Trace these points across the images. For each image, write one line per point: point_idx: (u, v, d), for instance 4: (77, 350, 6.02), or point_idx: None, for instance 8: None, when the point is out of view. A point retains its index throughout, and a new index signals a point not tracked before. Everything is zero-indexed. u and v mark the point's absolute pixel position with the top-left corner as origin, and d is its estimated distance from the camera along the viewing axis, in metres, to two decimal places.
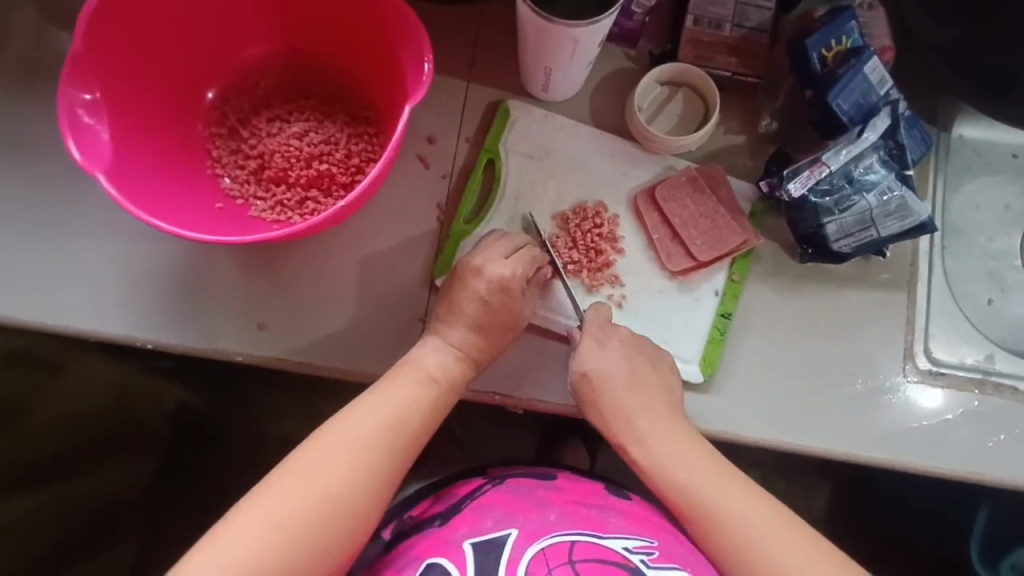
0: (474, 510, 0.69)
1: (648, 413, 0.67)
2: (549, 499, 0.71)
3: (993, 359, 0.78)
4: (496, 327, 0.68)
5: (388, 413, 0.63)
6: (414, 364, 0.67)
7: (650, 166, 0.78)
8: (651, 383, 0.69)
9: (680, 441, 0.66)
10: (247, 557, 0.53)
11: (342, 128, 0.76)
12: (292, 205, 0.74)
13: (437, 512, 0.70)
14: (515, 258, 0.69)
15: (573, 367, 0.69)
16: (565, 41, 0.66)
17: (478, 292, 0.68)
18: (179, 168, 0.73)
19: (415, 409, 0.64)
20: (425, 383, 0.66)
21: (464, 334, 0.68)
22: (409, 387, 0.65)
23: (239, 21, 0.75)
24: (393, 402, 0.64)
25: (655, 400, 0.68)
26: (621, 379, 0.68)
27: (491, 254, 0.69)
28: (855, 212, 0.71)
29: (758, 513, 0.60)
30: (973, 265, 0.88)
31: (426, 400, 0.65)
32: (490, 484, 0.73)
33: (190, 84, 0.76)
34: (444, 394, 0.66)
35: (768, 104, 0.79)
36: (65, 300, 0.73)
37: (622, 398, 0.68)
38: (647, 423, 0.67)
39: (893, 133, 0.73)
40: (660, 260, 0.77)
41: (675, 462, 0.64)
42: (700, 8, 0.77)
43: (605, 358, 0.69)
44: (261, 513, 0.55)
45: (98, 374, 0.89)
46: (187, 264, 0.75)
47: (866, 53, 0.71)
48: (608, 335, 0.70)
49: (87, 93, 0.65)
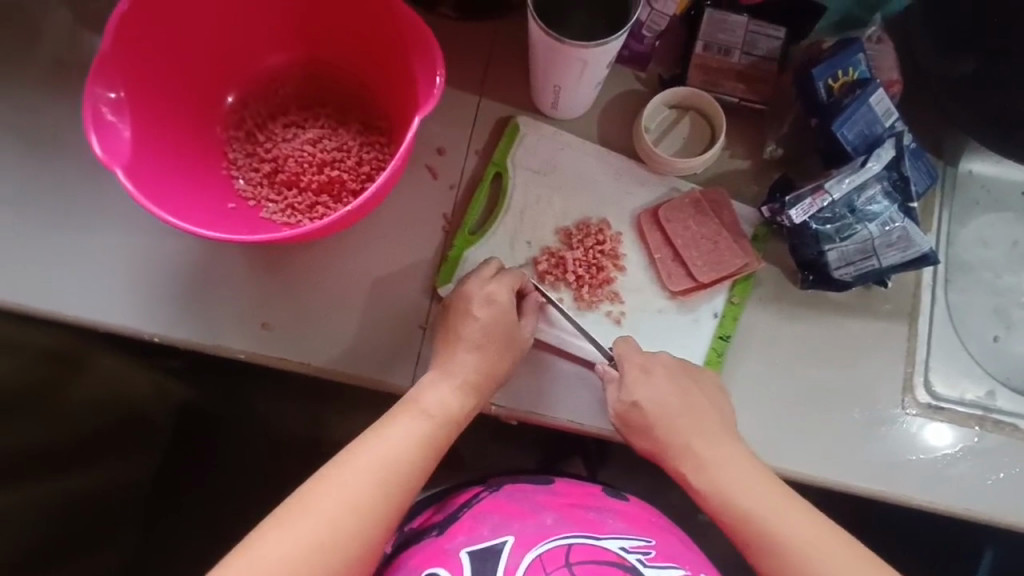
0: (472, 517, 0.69)
1: (707, 439, 0.67)
2: (545, 503, 0.71)
3: (994, 396, 0.78)
4: (495, 355, 0.69)
5: (392, 441, 0.63)
6: (416, 403, 0.66)
7: (654, 187, 0.80)
8: (702, 405, 0.69)
9: (733, 460, 0.66)
10: None
11: (354, 136, 0.78)
12: (302, 209, 0.76)
13: (435, 523, 0.71)
14: (499, 280, 0.70)
15: (620, 399, 0.69)
16: (574, 62, 0.67)
17: (473, 321, 0.68)
18: (197, 170, 0.75)
19: (418, 442, 0.64)
20: (422, 419, 0.65)
21: (464, 364, 0.68)
22: (409, 421, 0.65)
23: (262, 28, 0.77)
24: (396, 433, 0.64)
25: (707, 423, 0.68)
26: (673, 403, 0.68)
27: (478, 286, 0.70)
28: (856, 241, 0.71)
29: (821, 542, 0.60)
30: (978, 301, 0.88)
31: (429, 432, 0.65)
32: (487, 491, 0.73)
33: (213, 87, 0.78)
34: (444, 426, 0.66)
35: (774, 130, 0.80)
36: (79, 292, 0.75)
37: (676, 424, 0.68)
38: (697, 440, 0.67)
39: (897, 164, 0.72)
40: (661, 280, 0.77)
41: (732, 483, 0.64)
42: (710, 35, 0.78)
43: (653, 385, 0.69)
44: (259, 556, 0.56)
45: (110, 366, 0.92)
46: (196, 262, 0.77)
47: (872, 85, 0.71)
48: (650, 357, 0.71)
49: (111, 92, 0.67)
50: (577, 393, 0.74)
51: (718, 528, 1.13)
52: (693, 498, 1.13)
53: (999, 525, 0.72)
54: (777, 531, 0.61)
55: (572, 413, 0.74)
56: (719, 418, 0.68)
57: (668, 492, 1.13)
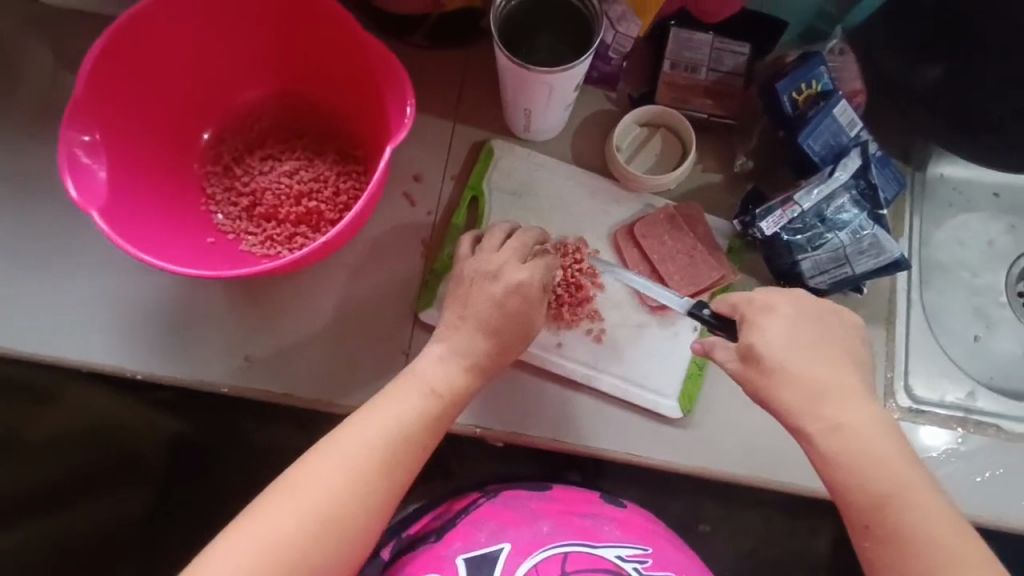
0: (467, 524, 0.70)
1: (845, 396, 0.58)
2: (542, 510, 0.73)
3: (974, 397, 0.79)
4: (503, 329, 0.65)
5: (391, 416, 0.61)
6: (416, 375, 0.64)
7: (629, 204, 0.80)
8: (837, 358, 0.60)
9: (865, 422, 0.57)
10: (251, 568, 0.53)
11: (331, 167, 0.79)
12: (281, 240, 0.77)
13: (432, 529, 0.71)
14: (512, 247, 0.68)
15: (744, 339, 0.61)
16: (541, 86, 0.68)
17: (492, 292, 0.65)
18: (175, 207, 0.76)
19: (417, 417, 0.62)
20: (421, 393, 0.63)
21: (467, 336, 0.65)
22: (411, 395, 0.62)
23: (235, 66, 0.78)
24: (394, 408, 0.61)
25: (844, 377, 0.59)
26: (805, 349, 0.59)
27: (499, 254, 0.67)
28: (828, 250, 0.72)
29: (950, 534, 0.53)
30: (956, 302, 0.89)
31: (426, 408, 0.62)
32: (484, 497, 0.74)
33: (189, 125, 0.79)
34: (445, 405, 0.63)
35: (744, 144, 0.81)
36: (60, 333, 0.75)
37: (809, 374, 0.58)
38: (823, 394, 0.58)
39: (864, 173, 0.74)
40: (640, 296, 0.78)
41: (864, 451, 0.55)
42: (676, 54, 0.79)
43: (781, 330, 0.60)
44: (257, 530, 0.54)
45: (93, 400, 0.90)
46: (179, 298, 0.77)
47: (835, 97, 0.73)
48: (766, 297, 0.62)
49: (85, 134, 0.68)
50: (560, 412, 0.75)
51: (719, 540, 1.10)
52: (693, 510, 1.10)
53: (986, 526, 0.73)
54: (907, 510, 0.53)
55: (555, 431, 0.74)
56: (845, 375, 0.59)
57: (667, 506, 1.09)
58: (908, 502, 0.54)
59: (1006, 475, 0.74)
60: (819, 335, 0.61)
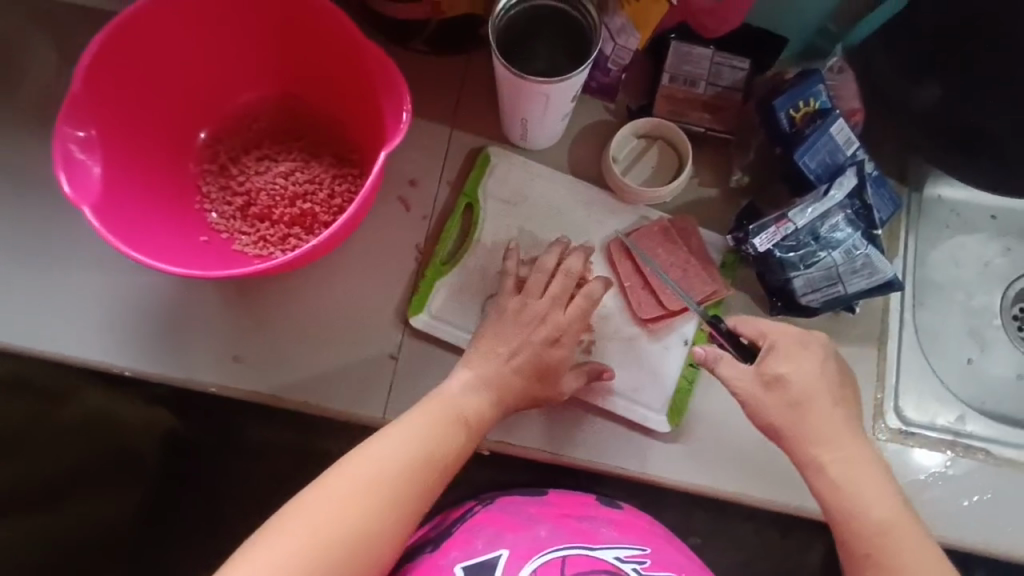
0: (464, 532, 0.70)
1: (851, 433, 0.62)
2: (540, 515, 0.73)
3: (964, 421, 0.79)
4: (531, 367, 0.68)
5: (425, 432, 0.63)
6: (448, 399, 0.66)
7: (624, 215, 0.80)
8: (845, 397, 0.63)
9: (856, 460, 0.60)
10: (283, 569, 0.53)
11: (327, 169, 0.79)
12: (274, 241, 0.77)
13: (428, 539, 0.71)
14: (551, 286, 0.72)
15: (764, 369, 0.63)
16: (537, 96, 0.68)
17: (533, 336, 0.69)
18: (170, 204, 0.76)
19: (449, 439, 0.64)
20: (454, 416, 0.65)
21: (496, 369, 0.68)
22: (436, 424, 0.64)
23: (234, 66, 0.78)
24: (429, 427, 0.63)
25: (850, 416, 0.63)
26: (823, 386, 0.62)
27: (541, 303, 0.70)
28: (821, 268, 0.72)
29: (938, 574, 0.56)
30: (951, 323, 0.89)
31: (457, 431, 0.64)
32: (480, 505, 0.76)
33: (186, 123, 0.79)
34: (469, 436, 0.65)
35: (740, 158, 0.81)
36: (50, 326, 0.75)
37: (821, 410, 0.62)
38: (817, 433, 0.61)
39: (859, 192, 0.73)
40: (631, 308, 0.77)
41: (865, 487, 0.59)
42: (675, 67, 0.79)
43: (803, 365, 0.63)
44: (293, 530, 0.55)
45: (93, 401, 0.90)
46: (172, 296, 0.77)
47: (832, 116, 0.72)
48: (771, 334, 0.65)
49: (81, 130, 0.68)
50: (548, 423, 0.75)
51: (711, 552, 1.08)
52: (685, 522, 1.08)
53: (972, 550, 0.73)
54: (899, 550, 0.57)
55: (541, 441, 0.74)
56: (844, 414, 0.62)
57: (660, 515, 1.07)
58: (902, 541, 0.57)
59: (994, 499, 0.74)
60: (820, 375, 0.63)
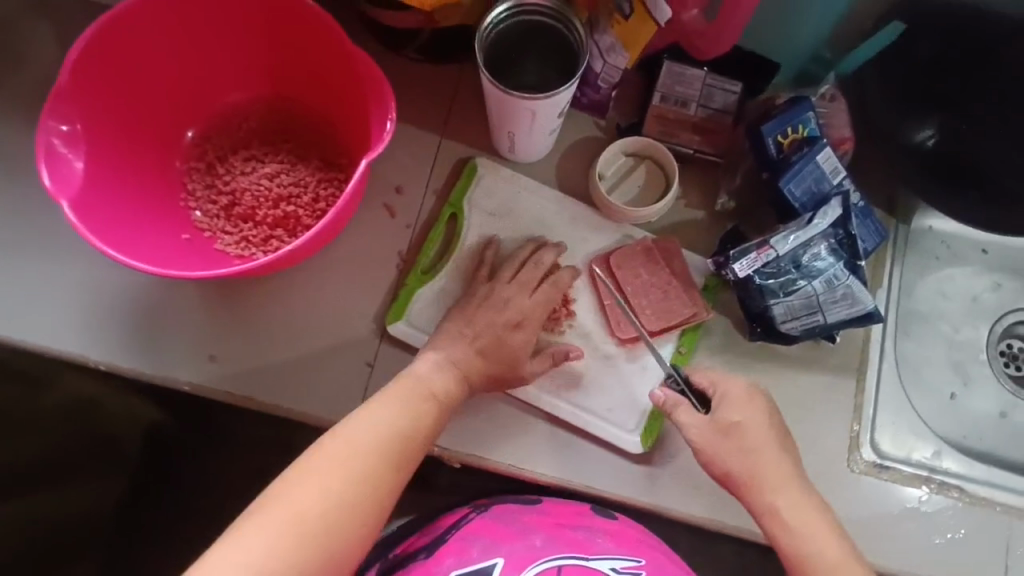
0: (459, 540, 0.69)
1: (799, 480, 0.66)
2: (535, 524, 0.71)
3: (940, 457, 0.79)
4: (499, 348, 0.71)
5: (401, 407, 0.64)
6: (418, 377, 0.67)
7: (608, 233, 0.80)
8: (788, 445, 0.68)
9: (806, 506, 0.64)
10: (278, 544, 0.54)
11: (312, 172, 0.79)
12: (257, 242, 0.77)
13: (422, 545, 0.71)
14: (519, 276, 0.74)
15: (722, 417, 0.66)
16: (522, 112, 0.68)
17: (498, 320, 0.71)
18: (153, 201, 0.76)
19: (422, 411, 0.65)
20: (427, 391, 0.66)
21: (464, 351, 0.70)
22: (395, 401, 0.65)
23: (224, 66, 0.78)
24: (403, 402, 0.65)
25: (795, 462, 0.67)
26: (770, 434, 0.67)
27: (509, 286, 0.73)
28: (801, 296, 0.71)
29: None
30: (935, 357, 0.88)
31: (430, 404, 0.66)
32: (475, 512, 0.73)
33: (175, 120, 0.79)
34: (433, 412, 0.66)
35: (727, 182, 0.80)
36: (29, 316, 0.75)
37: (771, 456, 0.66)
38: (772, 479, 0.65)
39: (843, 223, 0.73)
40: (610, 327, 0.77)
41: (816, 532, 0.63)
42: (667, 87, 0.79)
43: (753, 413, 0.67)
44: (285, 506, 0.56)
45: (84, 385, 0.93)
46: (151, 292, 0.77)
47: (819, 144, 0.72)
48: (723, 384, 0.68)
49: (65, 125, 0.68)
50: (521, 439, 0.74)
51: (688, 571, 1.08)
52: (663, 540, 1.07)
53: None
54: None
55: (512, 457, 0.73)
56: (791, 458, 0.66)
57: None
58: None
59: (967, 537, 0.74)
60: (763, 421, 0.67)
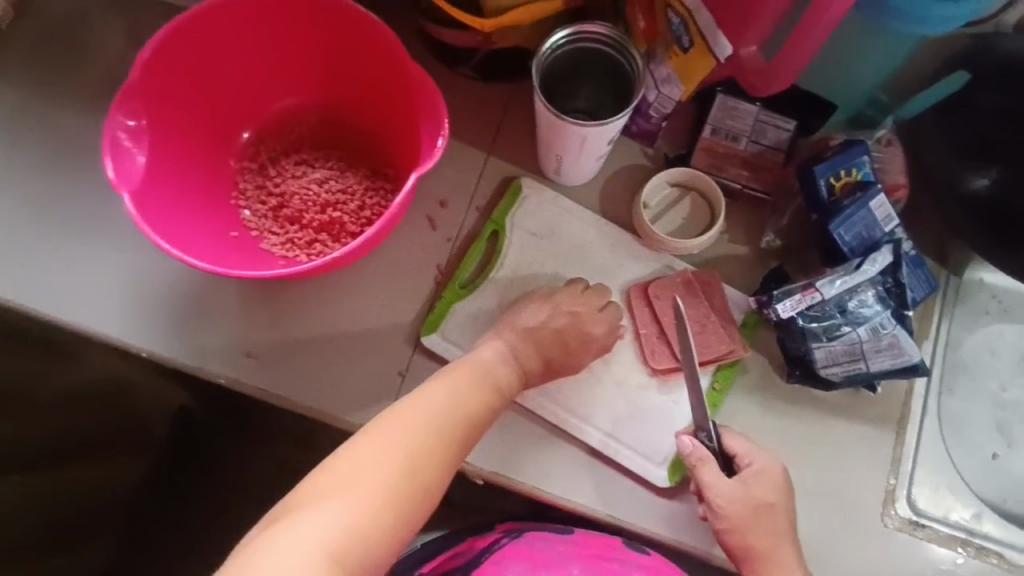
0: (495, 564, 0.73)
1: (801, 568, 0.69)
2: (570, 553, 0.75)
3: (980, 519, 0.77)
4: (561, 349, 0.72)
5: (461, 385, 0.65)
6: (475, 361, 0.68)
7: (649, 262, 0.79)
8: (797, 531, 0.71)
9: None
10: (341, 512, 0.55)
11: (360, 180, 0.80)
12: (301, 245, 0.79)
13: (456, 567, 0.74)
14: (584, 297, 0.75)
15: (757, 494, 0.69)
16: (574, 137, 0.69)
17: (563, 327, 0.72)
18: (207, 197, 0.78)
19: (481, 391, 0.65)
20: (484, 372, 0.67)
21: (525, 343, 0.70)
22: (463, 383, 0.65)
23: (284, 71, 0.80)
24: (464, 380, 0.65)
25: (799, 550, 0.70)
26: (788, 521, 0.70)
27: (572, 301, 0.74)
28: (844, 342, 0.70)
29: None
30: (979, 414, 0.85)
31: (487, 383, 0.66)
32: (507, 536, 0.76)
33: (232, 121, 0.81)
34: (497, 398, 0.67)
35: (774, 220, 0.79)
36: (78, 300, 0.77)
37: (783, 541, 0.69)
38: (782, 562, 0.68)
39: (893, 270, 0.71)
40: (643, 356, 0.76)
41: None
42: (719, 120, 0.79)
43: (778, 494, 0.70)
44: (348, 475, 0.57)
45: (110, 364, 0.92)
46: (194, 286, 0.79)
47: (873, 189, 0.71)
48: (759, 459, 0.70)
49: (132, 120, 0.70)
50: (546, 462, 0.73)
51: None
52: None
53: None
54: None
55: (537, 480, 0.72)
56: (791, 541, 0.69)
57: None
58: None
59: None
60: (787, 502, 0.70)
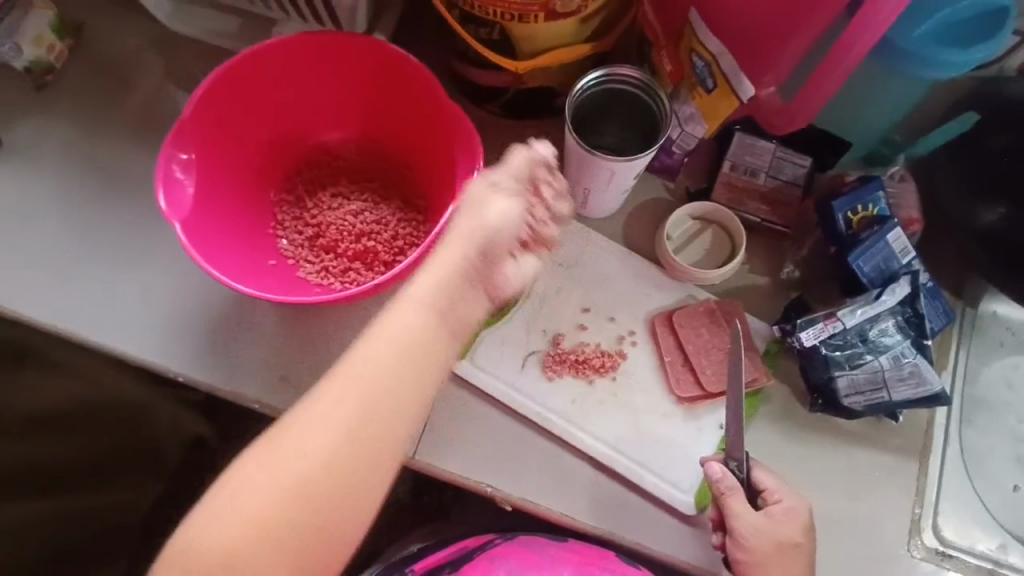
0: (487, 560, 0.77)
1: None
2: (561, 558, 0.77)
3: (1005, 550, 0.78)
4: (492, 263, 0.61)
5: (394, 340, 0.56)
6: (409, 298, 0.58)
7: (672, 291, 0.82)
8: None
9: None
10: (279, 490, 0.53)
11: (394, 212, 0.84)
12: (336, 273, 0.82)
13: (448, 560, 0.78)
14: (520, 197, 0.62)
15: (786, 534, 0.68)
16: (602, 171, 0.72)
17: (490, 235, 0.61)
18: (246, 227, 0.81)
19: (416, 343, 0.57)
20: (422, 314, 0.57)
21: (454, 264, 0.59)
22: (388, 334, 0.56)
23: (324, 108, 0.85)
24: (397, 333, 0.56)
25: None
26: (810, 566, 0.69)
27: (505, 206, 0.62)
28: (866, 371, 0.72)
29: None
30: (998, 447, 0.85)
31: (423, 329, 0.57)
32: (501, 538, 0.79)
33: (273, 155, 0.85)
34: (435, 344, 0.58)
35: (794, 253, 0.82)
36: (119, 324, 0.80)
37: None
38: None
39: (912, 301, 0.74)
40: (669, 384, 0.78)
41: None
42: (737, 156, 0.82)
43: (803, 537, 0.69)
44: (286, 454, 0.54)
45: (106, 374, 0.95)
46: (229, 311, 0.81)
47: (890, 223, 0.74)
48: (790, 499, 0.70)
49: (183, 153, 0.74)
50: (573, 486, 0.74)
51: None
52: None
53: None
54: None
55: (566, 505, 0.73)
56: None
57: None
58: None
59: None
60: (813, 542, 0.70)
